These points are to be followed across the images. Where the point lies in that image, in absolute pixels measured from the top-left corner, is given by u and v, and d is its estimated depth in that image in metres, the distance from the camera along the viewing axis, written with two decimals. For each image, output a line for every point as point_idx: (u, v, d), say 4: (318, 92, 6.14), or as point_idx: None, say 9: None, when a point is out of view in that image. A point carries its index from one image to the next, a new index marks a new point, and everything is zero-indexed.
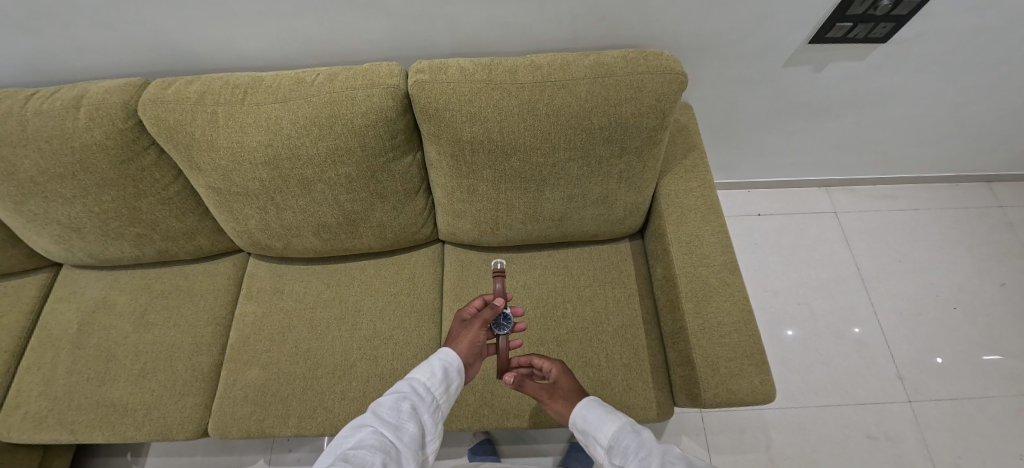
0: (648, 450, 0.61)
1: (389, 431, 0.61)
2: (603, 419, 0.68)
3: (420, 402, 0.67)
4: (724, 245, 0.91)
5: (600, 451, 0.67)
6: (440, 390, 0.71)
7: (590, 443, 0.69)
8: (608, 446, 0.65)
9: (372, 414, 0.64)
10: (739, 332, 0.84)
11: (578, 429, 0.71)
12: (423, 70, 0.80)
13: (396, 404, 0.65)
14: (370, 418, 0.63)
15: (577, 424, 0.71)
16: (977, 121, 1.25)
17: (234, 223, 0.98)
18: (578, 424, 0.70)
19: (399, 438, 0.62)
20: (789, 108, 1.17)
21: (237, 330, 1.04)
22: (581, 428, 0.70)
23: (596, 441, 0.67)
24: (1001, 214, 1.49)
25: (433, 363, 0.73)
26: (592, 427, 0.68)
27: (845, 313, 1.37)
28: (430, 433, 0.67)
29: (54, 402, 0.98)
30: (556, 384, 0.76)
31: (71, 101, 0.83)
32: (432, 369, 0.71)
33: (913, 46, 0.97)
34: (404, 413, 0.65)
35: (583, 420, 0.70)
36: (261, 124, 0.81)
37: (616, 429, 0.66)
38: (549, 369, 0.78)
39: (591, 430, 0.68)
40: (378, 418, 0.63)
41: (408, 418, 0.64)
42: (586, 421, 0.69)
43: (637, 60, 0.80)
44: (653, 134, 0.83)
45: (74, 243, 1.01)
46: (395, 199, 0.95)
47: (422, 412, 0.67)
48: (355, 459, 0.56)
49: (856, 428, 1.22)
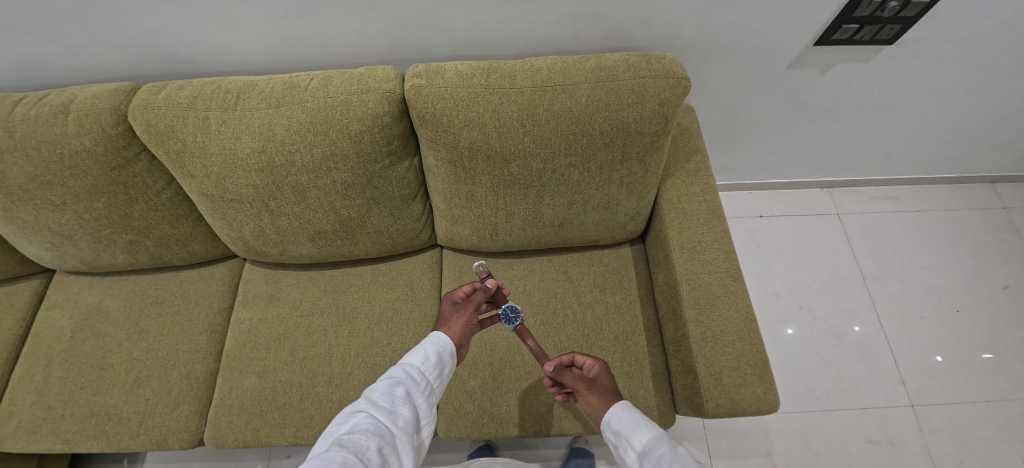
0: (683, 462, 0.60)
1: (384, 416, 0.60)
2: (638, 425, 0.66)
3: (413, 386, 0.67)
4: (727, 252, 0.89)
5: (631, 455, 0.65)
6: (433, 374, 0.70)
7: (620, 445, 0.67)
8: (642, 452, 0.63)
9: (365, 400, 0.62)
10: (742, 341, 0.82)
11: (610, 429, 0.69)
12: (419, 74, 0.78)
13: (390, 389, 0.64)
14: (363, 404, 0.62)
15: (610, 424, 0.68)
16: (983, 123, 1.23)
17: (228, 229, 0.96)
18: (612, 425, 0.68)
19: (394, 422, 0.61)
20: (793, 110, 1.15)
21: (233, 337, 1.03)
22: (614, 429, 0.68)
23: (628, 445, 0.65)
24: (1005, 215, 1.48)
25: (425, 347, 0.72)
26: (626, 431, 0.66)
27: (847, 316, 1.36)
28: (424, 417, 0.66)
29: (47, 412, 0.97)
30: (597, 380, 0.73)
31: (59, 106, 0.81)
32: (424, 353, 0.71)
33: (919, 48, 0.96)
34: (398, 398, 0.64)
35: (618, 423, 0.67)
36: (254, 130, 0.79)
37: (652, 440, 0.63)
38: (588, 364, 0.74)
39: (624, 434, 0.66)
40: (372, 403, 0.61)
41: (402, 403, 0.63)
42: (621, 424, 0.67)
43: (639, 64, 0.79)
44: (655, 139, 0.81)
45: (66, 250, 1.00)
46: (392, 205, 0.93)
47: (415, 396, 0.66)
48: (350, 443, 0.55)
49: (858, 433, 1.21)
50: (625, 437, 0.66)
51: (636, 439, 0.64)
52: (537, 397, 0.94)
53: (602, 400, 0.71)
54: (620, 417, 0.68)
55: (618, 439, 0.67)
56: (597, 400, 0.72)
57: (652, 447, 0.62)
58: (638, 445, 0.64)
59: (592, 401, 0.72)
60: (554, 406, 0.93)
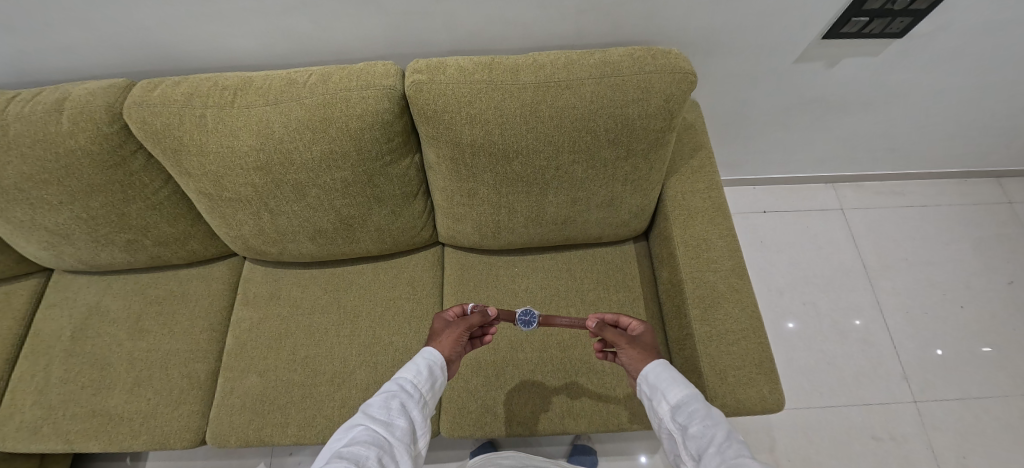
0: (718, 419, 0.58)
1: (380, 428, 0.58)
2: (676, 381, 0.64)
3: (409, 398, 0.64)
4: (732, 250, 0.88)
5: (664, 408, 0.63)
6: (426, 387, 0.67)
7: (653, 397, 0.66)
8: (676, 406, 0.62)
9: (362, 412, 0.60)
10: (747, 340, 0.82)
11: (645, 383, 0.67)
12: (420, 70, 0.77)
13: (386, 402, 0.62)
14: (359, 418, 0.60)
15: (646, 379, 0.67)
16: (991, 117, 1.21)
17: (227, 228, 0.95)
18: (649, 378, 0.67)
19: (392, 433, 0.59)
20: (799, 104, 1.13)
21: (233, 336, 1.02)
22: (650, 383, 0.66)
23: (662, 398, 0.64)
24: (1011, 210, 1.47)
25: (419, 361, 0.69)
26: (663, 385, 0.64)
27: (851, 312, 1.35)
28: (421, 429, 0.64)
29: (49, 412, 0.96)
30: (639, 336, 0.74)
31: (53, 104, 0.80)
32: (417, 366, 0.68)
33: (929, 41, 0.94)
34: (394, 410, 0.62)
35: (655, 377, 0.66)
36: (252, 128, 0.77)
37: (690, 397, 0.62)
38: (635, 324, 0.76)
39: (660, 388, 0.65)
40: (368, 416, 0.60)
41: (398, 414, 0.61)
42: (658, 378, 0.65)
43: (645, 58, 0.77)
44: (660, 136, 0.79)
45: (64, 249, 0.98)
46: (392, 203, 0.92)
47: (411, 408, 0.64)
48: (350, 455, 0.54)
49: (860, 429, 1.21)
50: (660, 390, 0.65)
51: (672, 393, 0.63)
52: (540, 395, 0.93)
53: (639, 353, 0.71)
54: (657, 369, 0.67)
55: (652, 392, 0.66)
56: (633, 353, 0.71)
57: (690, 404, 0.61)
58: (673, 400, 0.63)
59: (631, 353, 0.71)
60: (557, 404, 0.93)
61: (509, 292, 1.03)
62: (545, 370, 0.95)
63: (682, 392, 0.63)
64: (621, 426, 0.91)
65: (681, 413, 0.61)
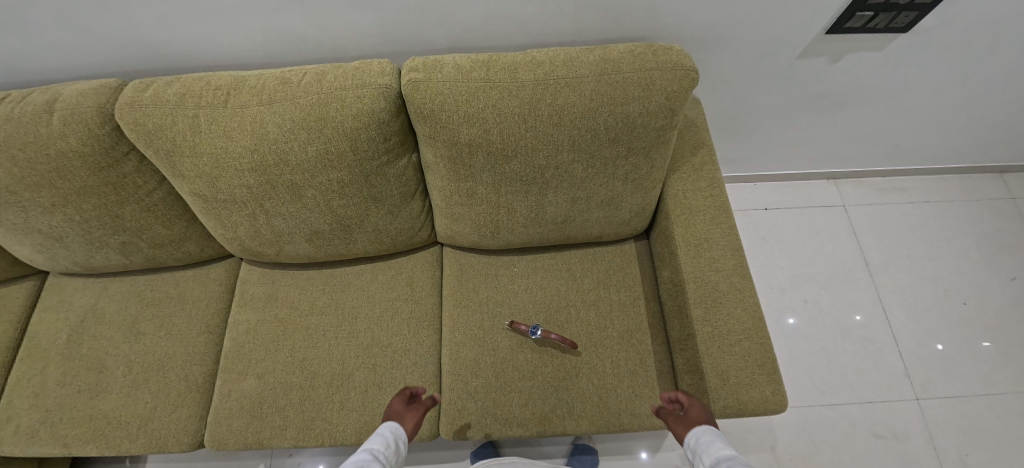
0: None
1: None
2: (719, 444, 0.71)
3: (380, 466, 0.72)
4: (734, 249, 0.87)
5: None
6: (394, 457, 0.75)
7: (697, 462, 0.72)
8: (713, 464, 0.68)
9: None
10: (749, 340, 0.81)
11: (690, 450, 0.74)
12: (416, 68, 0.75)
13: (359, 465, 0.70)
14: None
15: (691, 444, 0.74)
16: (995, 112, 1.20)
17: (222, 230, 0.94)
18: (693, 442, 0.74)
19: None
20: (801, 100, 1.12)
21: (231, 338, 1.01)
22: (693, 447, 0.73)
23: (702, 459, 0.71)
24: (1014, 206, 1.46)
25: (384, 433, 0.77)
26: (705, 446, 0.71)
27: (852, 309, 1.35)
28: None
29: (46, 416, 0.96)
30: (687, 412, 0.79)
31: (43, 105, 0.78)
32: (383, 437, 0.76)
33: (934, 36, 0.92)
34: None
35: (699, 441, 0.73)
36: (246, 128, 0.76)
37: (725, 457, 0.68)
38: (683, 399, 0.81)
39: (701, 449, 0.72)
40: None
41: None
42: (701, 441, 0.73)
43: (645, 55, 0.75)
44: (661, 134, 0.78)
45: (58, 252, 0.97)
46: (390, 203, 0.91)
47: None
48: None
49: (862, 427, 1.21)
50: (701, 452, 0.72)
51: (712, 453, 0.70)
52: (540, 396, 0.93)
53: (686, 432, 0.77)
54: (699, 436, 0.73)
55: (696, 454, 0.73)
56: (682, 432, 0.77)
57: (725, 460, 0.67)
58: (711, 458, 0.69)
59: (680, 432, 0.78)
60: (557, 406, 0.92)
61: (509, 292, 1.02)
62: (545, 370, 0.94)
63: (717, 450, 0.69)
64: (622, 427, 0.90)
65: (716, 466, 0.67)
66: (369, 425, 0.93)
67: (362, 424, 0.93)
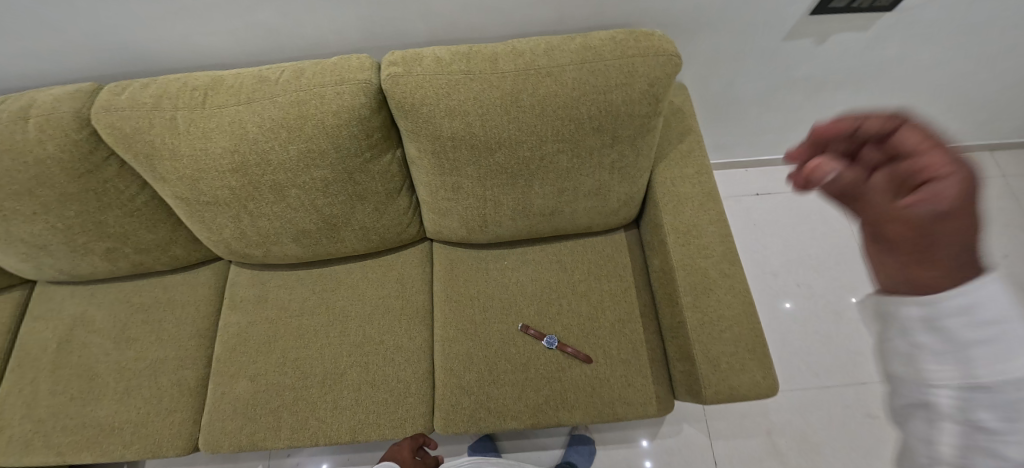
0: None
1: None
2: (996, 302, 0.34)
3: None
4: (723, 235, 0.87)
5: (927, 341, 0.36)
6: None
7: (906, 320, 0.38)
8: (952, 343, 0.35)
9: None
10: (740, 325, 0.81)
11: (904, 301, 0.38)
12: (396, 62, 0.74)
13: None
14: None
15: (915, 302, 0.38)
16: (983, 90, 1.19)
17: (208, 232, 0.93)
18: (907, 300, 0.38)
19: None
20: (788, 84, 1.11)
21: (222, 341, 1.01)
22: (922, 300, 0.37)
23: (924, 325, 0.37)
24: (1004, 184, 1.46)
25: None
26: (970, 300, 0.35)
27: (845, 290, 1.35)
28: None
29: (39, 425, 0.95)
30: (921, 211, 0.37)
31: (18, 112, 0.77)
32: None
33: (919, 14, 0.91)
34: None
35: (963, 302, 0.35)
36: (225, 129, 0.75)
37: (991, 340, 0.34)
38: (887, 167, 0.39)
39: (920, 324, 0.37)
40: None
41: None
42: (964, 300, 0.35)
43: (627, 42, 0.74)
44: (646, 121, 0.77)
45: (44, 260, 0.96)
46: (376, 200, 0.90)
47: None
48: None
49: (857, 408, 1.21)
50: (911, 325, 0.38)
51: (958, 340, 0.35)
52: (534, 389, 0.93)
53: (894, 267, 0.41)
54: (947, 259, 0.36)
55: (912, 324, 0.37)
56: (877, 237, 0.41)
57: (979, 345, 0.34)
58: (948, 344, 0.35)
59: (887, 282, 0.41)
60: (551, 397, 0.92)
61: (500, 286, 1.02)
62: (538, 363, 0.94)
63: (998, 330, 0.34)
64: (616, 416, 0.91)
65: (983, 380, 0.34)
66: (363, 423, 0.93)
67: (356, 422, 0.93)
